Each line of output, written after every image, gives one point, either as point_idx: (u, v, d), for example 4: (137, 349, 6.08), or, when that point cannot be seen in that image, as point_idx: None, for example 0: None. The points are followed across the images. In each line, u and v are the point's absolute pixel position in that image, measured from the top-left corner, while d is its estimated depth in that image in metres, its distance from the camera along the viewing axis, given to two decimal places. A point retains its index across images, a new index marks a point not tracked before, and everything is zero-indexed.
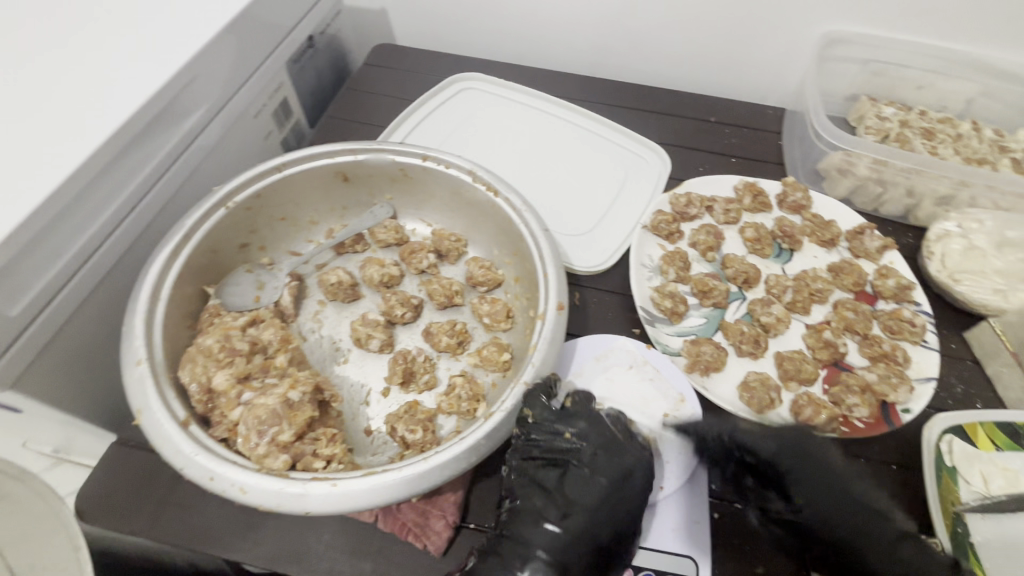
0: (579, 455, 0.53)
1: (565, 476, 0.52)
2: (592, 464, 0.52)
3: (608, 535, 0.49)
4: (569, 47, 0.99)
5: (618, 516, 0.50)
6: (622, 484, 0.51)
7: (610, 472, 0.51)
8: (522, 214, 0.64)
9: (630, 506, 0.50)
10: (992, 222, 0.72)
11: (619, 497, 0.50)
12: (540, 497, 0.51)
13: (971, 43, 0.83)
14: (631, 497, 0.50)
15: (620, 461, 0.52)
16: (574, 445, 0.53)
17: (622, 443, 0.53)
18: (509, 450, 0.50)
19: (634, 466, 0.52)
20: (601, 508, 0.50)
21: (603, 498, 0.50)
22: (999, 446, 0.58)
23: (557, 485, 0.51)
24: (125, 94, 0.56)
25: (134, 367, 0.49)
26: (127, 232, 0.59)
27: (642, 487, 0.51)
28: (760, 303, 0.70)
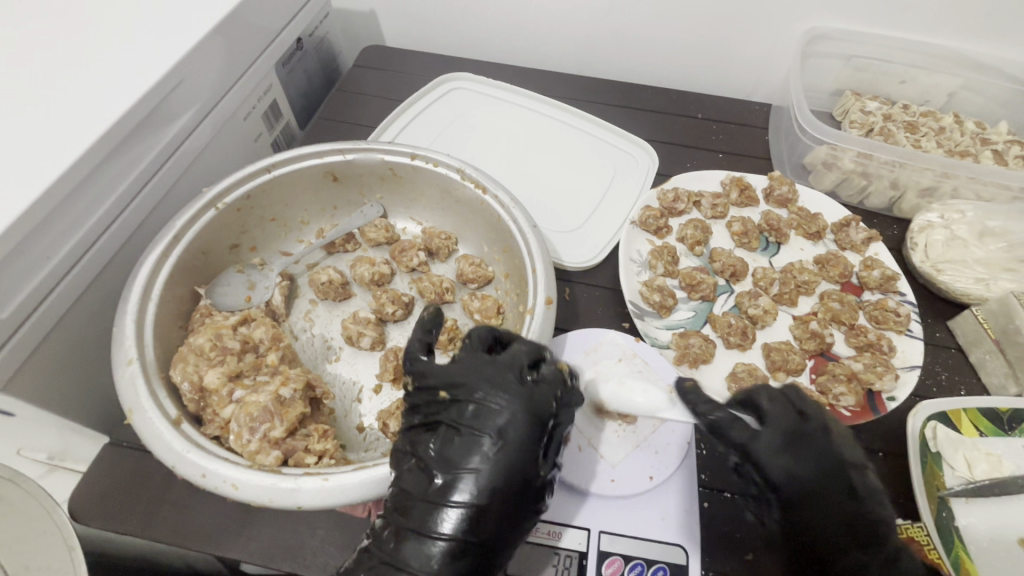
0: (455, 411, 0.47)
1: (447, 438, 0.46)
2: (472, 415, 0.46)
3: (497, 491, 0.43)
4: (558, 47, 1.00)
5: (510, 467, 0.44)
6: (503, 432, 0.45)
7: (492, 420, 0.45)
8: (510, 211, 0.65)
9: (515, 453, 0.44)
10: (974, 213, 0.74)
11: (503, 446, 0.44)
12: (428, 464, 0.45)
13: (952, 38, 0.85)
14: (516, 443, 0.44)
15: (494, 409, 0.45)
16: (450, 402, 0.47)
17: (493, 383, 0.46)
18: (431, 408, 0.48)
19: (514, 409, 0.45)
20: (485, 463, 0.44)
21: (485, 452, 0.44)
22: (981, 432, 0.59)
23: (435, 452, 0.45)
24: (113, 96, 0.56)
25: (125, 366, 0.49)
26: (116, 234, 0.59)
27: (522, 427, 0.45)
28: (747, 296, 0.71)
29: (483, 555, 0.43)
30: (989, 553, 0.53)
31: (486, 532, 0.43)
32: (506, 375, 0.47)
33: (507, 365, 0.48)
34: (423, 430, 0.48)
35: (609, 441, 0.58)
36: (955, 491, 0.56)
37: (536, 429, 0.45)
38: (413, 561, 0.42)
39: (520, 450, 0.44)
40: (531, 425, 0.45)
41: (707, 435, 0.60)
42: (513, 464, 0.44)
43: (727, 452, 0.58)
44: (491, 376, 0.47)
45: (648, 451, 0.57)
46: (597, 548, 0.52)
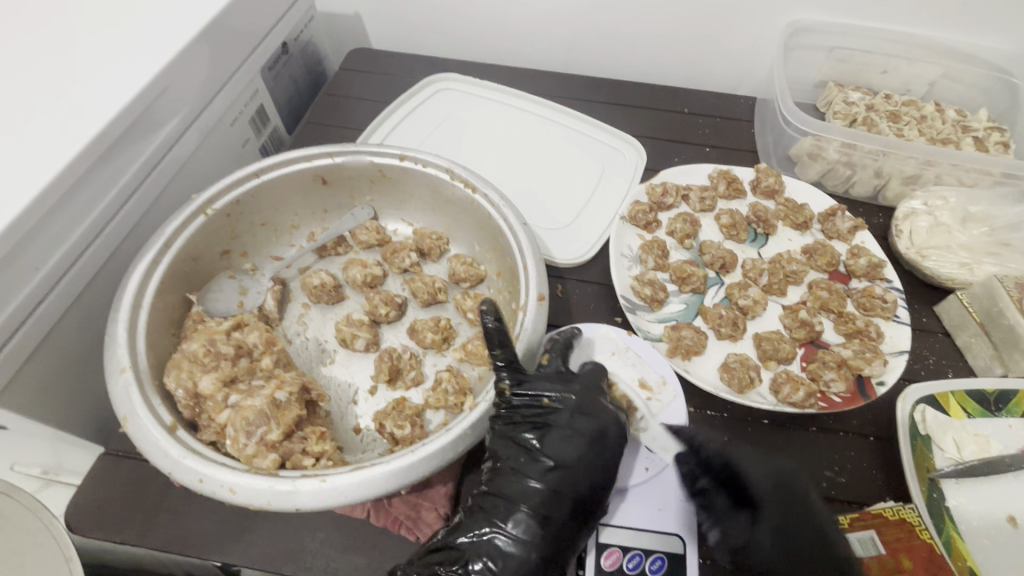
0: (561, 417, 0.53)
1: (550, 437, 0.52)
2: (578, 421, 0.52)
3: (594, 492, 0.50)
4: (543, 46, 1.01)
5: (603, 470, 0.51)
6: (601, 438, 0.52)
7: (596, 430, 0.52)
8: (500, 209, 0.65)
9: (613, 462, 0.52)
10: (956, 199, 0.75)
11: (602, 450, 0.52)
12: (524, 463, 0.51)
13: (930, 28, 0.86)
14: (615, 453, 0.52)
15: (599, 417, 0.53)
16: (554, 410, 0.53)
17: (593, 399, 0.54)
18: (536, 410, 0.53)
19: (611, 423, 0.53)
20: (586, 463, 0.51)
21: (587, 454, 0.51)
22: (969, 412, 0.61)
23: (540, 449, 0.51)
24: (99, 103, 0.56)
25: (118, 375, 0.49)
26: (105, 242, 0.59)
27: (617, 440, 0.53)
28: (737, 287, 0.72)
29: (561, 548, 0.48)
30: (977, 531, 0.55)
31: (570, 529, 0.49)
32: (597, 392, 0.55)
33: (601, 382, 0.56)
34: (523, 429, 0.52)
35: None
36: (944, 473, 0.57)
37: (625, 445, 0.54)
38: (506, 541, 0.47)
39: (613, 457, 0.52)
40: (621, 438, 0.53)
41: (701, 425, 0.62)
42: (609, 469, 0.51)
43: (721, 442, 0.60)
44: (586, 390, 0.55)
45: (643, 442, 0.58)
46: (595, 539, 0.52)
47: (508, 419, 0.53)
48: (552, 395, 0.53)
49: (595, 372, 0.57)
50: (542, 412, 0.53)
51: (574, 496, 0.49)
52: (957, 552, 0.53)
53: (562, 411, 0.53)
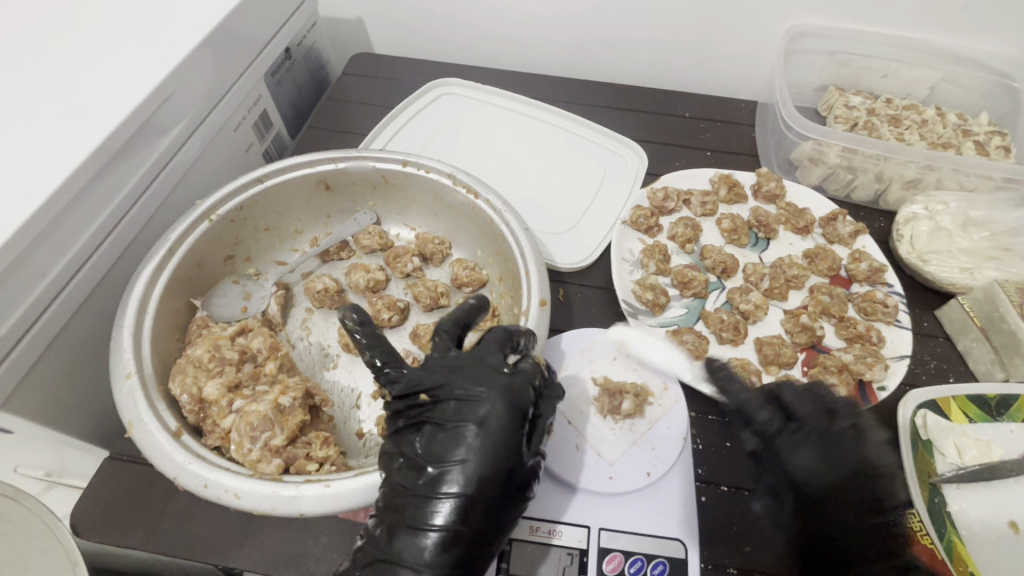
0: (437, 410, 0.49)
1: (431, 436, 0.48)
2: (451, 411, 0.49)
3: (485, 485, 0.45)
4: (545, 51, 1.01)
5: (495, 458, 0.46)
6: (486, 424, 0.47)
7: (475, 412, 0.48)
8: (501, 214, 0.66)
9: (502, 442, 0.47)
10: (957, 203, 0.75)
11: (490, 431, 0.47)
12: (423, 460, 0.47)
13: (930, 33, 0.86)
14: (498, 429, 0.47)
15: (475, 400, 0.48)
16: (431, 404, 0.50)
17: (473, 379, 0.49)
18: (418, 409, 0.50)
19: (492, 402, 0.48)
20: (473, 453, 0.46)
21: (468, 441, 0.46)
22: (970, 417, 0.61)
23: (422, 450, 0.47)
24: (105, 111, 0.57)
25: (124, 381, 0.49)
26: (110, 248, 0.60)
27: (505, 417, 0.47)
28: (738, 292, 0.72)
29: (472, 545, 0.45)
30: (979, 536, 0.55)
31: (478, 524, 0.45)
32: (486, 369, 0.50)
33: (481, 358, 0.51)
34: (408, 432, 0.50)
35: (605, 440, 0.59)
36: (946, 478, 0.57)
37: (517, 417, 0.48)
38: (406, 555, 0.44)
39: (503, 441, 0.47)
40: (510, 416, 0.48)
41: (704, 429, 0.61)
42: (502, 447, 0.47)
43: (724, 446, 0.60)
44: (470, 371, 0.50)
45: (644, 447, 0.58)
46: (597, 544, 0.52)
47: (395, 425, 0.51)
48: (429, 387, 0.50)
49: (479, 349, 0.52)
50: (423, 408, 0.50)
51: (469, 491, 0.45)
52: (959, 557, 0.53)
53: (441, 401, 0.49)
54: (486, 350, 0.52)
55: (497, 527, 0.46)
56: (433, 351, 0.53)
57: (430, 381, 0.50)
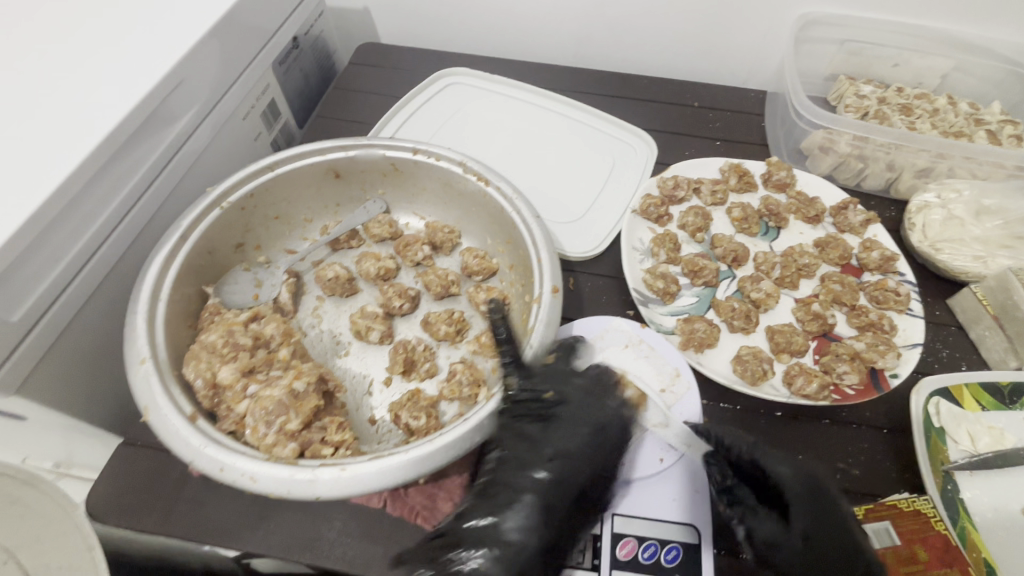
0: (560, 409, 0.54)
1: (543, 434, 0.53)
2: (579, 416, 0.54)
3: (590, 485, 0.51)
4: (552, 40, 1.01)
5: (602, 465, 0.52)
6: (603, 431, 0.54)
7: (598, 423, 0.54)
8: (512, 201, 0.66)
9: (607, 453, 0.53)
10: (969, 192, 0.75)
11: (607, 442, 0.54)
12: (522, 457, 0.51)
13: (942, 20, 0.86)
14: (621, 439, 0.54)
15: (596, 411, 0.55)
16: (548, 406, 0.54)
17: (602, 394, 0.56)
18: (540, 403, 0.54)
19: (612, 416, 0.55)
20: (585, 456, 0.52)
21: (602, 450, 0.53)
22: (983, 405, 0.61)
23: (540, 441, 0.52)
24: (116, 98, 0.57)
25: (139, 365, 0.49)
26: (122, 235, 0.60)
27: (620, 430, 0.55)
28: (749, 280, 0.72)
29: (563, 539, 0.48)
30: (993, 522, 0.55)
31: (567, 516, 0.49)
32: (608, 390, 0.57)
33: (598, 374, 0.58)
34: (524, 420, 0.53)
35: None
36: (959, 465, 0.57)
37: (629, 436, 0.55)
38: (508, 535, 0.46)
39: (614, 451, 0.53)
40: (627, 431, 0.55)
41: (715, 417, 0.61)
42: (608, 459, 0.53)
43: None
44: (588, 385, 0.57)
45: (658, 433, 0.58)
46: (610, 530, 0.52)
47: (509, 411, 0.53)
48: (554, 388, 0.55)
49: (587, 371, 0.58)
50: (547, 404, 0.54)
51: (576, 487, 0.50)
52: (972, 543, 0.53)
53: (562, 403, 0.55)
54: (607, 372, 0.58)
55: (580, 527, 0.49)
56: (552, 358, 0.59)
57: (558, 386, 0.55)
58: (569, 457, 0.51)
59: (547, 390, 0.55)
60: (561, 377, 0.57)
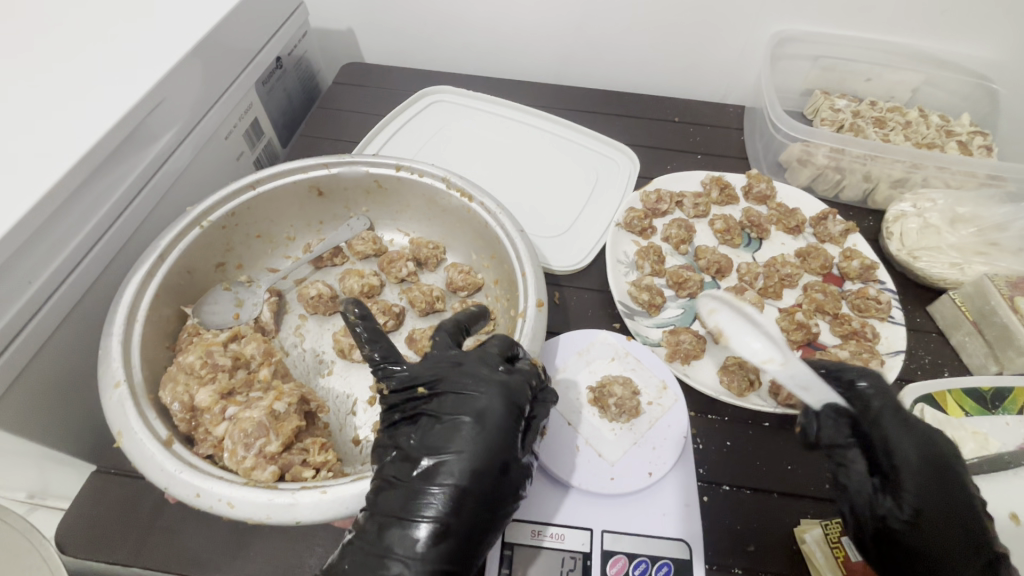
0: (434, 404, 0.49)
1: (426, 429, 0.48)
2: (451, 408, 0.48)
3: (479, 479, 0.45)
4: (535, 59, 1.03)
5: (491, 451, 0.46)
6: (483, 418, 0.47)
7: (469, 414, 0.47)
8: (496, 216, 0.66)
9: (492, 439, 0.46)
10: (943, 201, 0.76)
11: (483, 429, 0.46)
12: (412, 459, 0.46)
13: (909, 37, 0.89)
14: (493, 422, 0.47)
15: (474, 396, 0.48)
16: (429, 398, 0.50)
17: (476, 376, 0.49)
18: (415, 403, 0.50)
19: (486, 401, 0.48)
20: (468, 447, 0.46)
21: (472, 438, 0.46)
22: (967, 411, 0.61)
23: (418, 442, 0.47)
24: (94, 117, 0.56)
25: (112, 390, 0.48)
26: (98, 255, 0.59)
27: (503, 412, 0.47)
28: (733, 291, 0.72)
29: (462, 542, 0.44)
30: None
31: (467, 517, 0.44)
32: (489, 367, 0.50)
33: (483, 355, 0.51)
34: (405, 426, 0.50)
35: (606, 441, 0.57)
36: None
37: (513, 416, 0.48)
38: (397, 548, 0.42)
39: (500, 436, 0.47)
40: (510, 411, 0.48)
41: (703, 429, 0.61)
42: (491, 444, 0.46)
43: (724, 445, 0.60)
44: (470, 367, 0.50)
45: (645, 447, 0.57)
46: (600, 548, 0.51)
47: (391, 420, 0.51)
48: (428, 382, 0.50)
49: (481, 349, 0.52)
50: (420, 402, 0.50)
51: (467, 484, 0.44)
52: None
53: (437, 397, 0.49)
54: (486, 352, 0.52)
55: (486, 525, 0.45)
56: (433, 349, 0.53)
57: (428, 375, 0.50)
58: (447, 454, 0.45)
59: (418, 389, 0.50)
60: (441, 363, 0.51)
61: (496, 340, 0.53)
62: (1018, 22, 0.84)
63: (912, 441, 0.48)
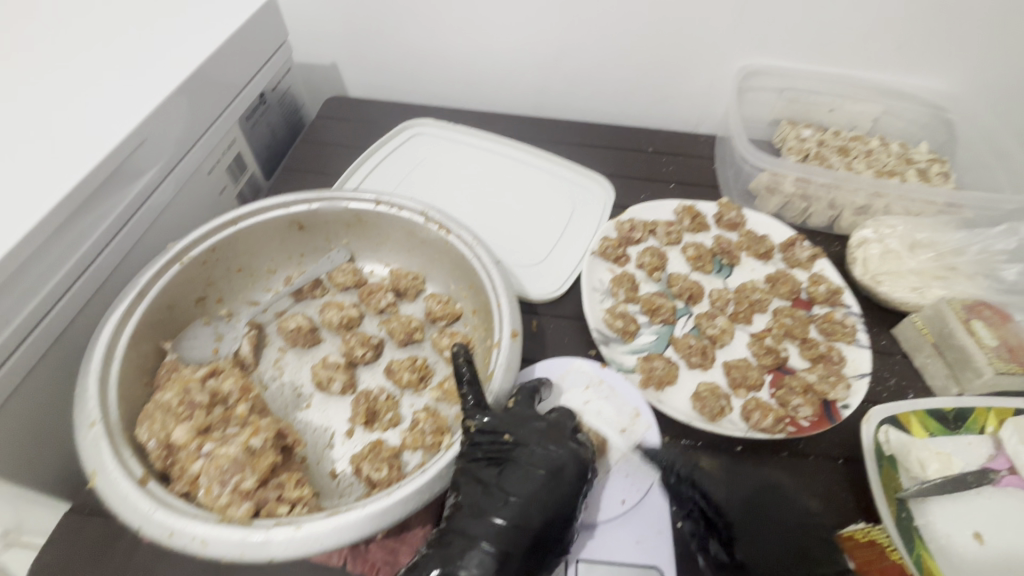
0: (519, 451, 0.52)
1: (507, 470, 0.51)
2: (539, 458, 0.52)
3: (550, 528, 0.49)
4: (513, 91, 1.06)
5: (563, 507, 0.50)
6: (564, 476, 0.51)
7: (553, 465, 0.52)
8: (473, 249, 0.68)
9: (570, 497, 0.51)
10: (902, 227, 0.80)
11: (567, 481, 0.51)
12: (488, 498, 0.49)
13: (868, 70, 0.93)
14: (575, 474, 0.52)
15: (555, 453, 0.52)
16: (512, 444, 0.52)
17: (557, 439, 0.53)
18: (497, 445, 0.52)
19: (569, 453, 0.53)
20: (547, 499, 0.50)
21: (557, 486, 0.50)
22: (930, 431, 0.63)
23: (500, 480, 0.50)
24: (78, 158, 0.58)
25: (87, 429, 0.48)
26: (78, 292, 0.59)
27: (580, 477, 0.52)
28: (704, 317, 0.74)
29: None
30: (948, 548, 0.56)
31: (530, 559, 0.48)
32: (567, 432, 0.55)
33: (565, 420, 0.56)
34: (483, 463, 0.52)
35: None
36: (911, 492, 0.58)
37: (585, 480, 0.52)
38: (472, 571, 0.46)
39: (574, 496, 0.51)
40: (582, 475, 0.52)
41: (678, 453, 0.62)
42: (575, 494, 0.51)
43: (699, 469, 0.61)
44: (549, 428, 0.54)
45: (618, 475, 0.59)
46: None
47: (470, 455, 0.52)
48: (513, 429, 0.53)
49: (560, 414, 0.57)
50: (502, 446, 0.52)
51: (537, 533, 0.48)
52: (928, 571, 0.54)
53: (520, 445, 0.53)
54: (564, 419, 0.56)
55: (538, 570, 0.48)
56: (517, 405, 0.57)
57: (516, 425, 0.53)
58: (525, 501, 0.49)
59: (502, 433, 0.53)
60: (523, 418, 0.55)
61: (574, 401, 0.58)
62: (968, 57, 0.89)
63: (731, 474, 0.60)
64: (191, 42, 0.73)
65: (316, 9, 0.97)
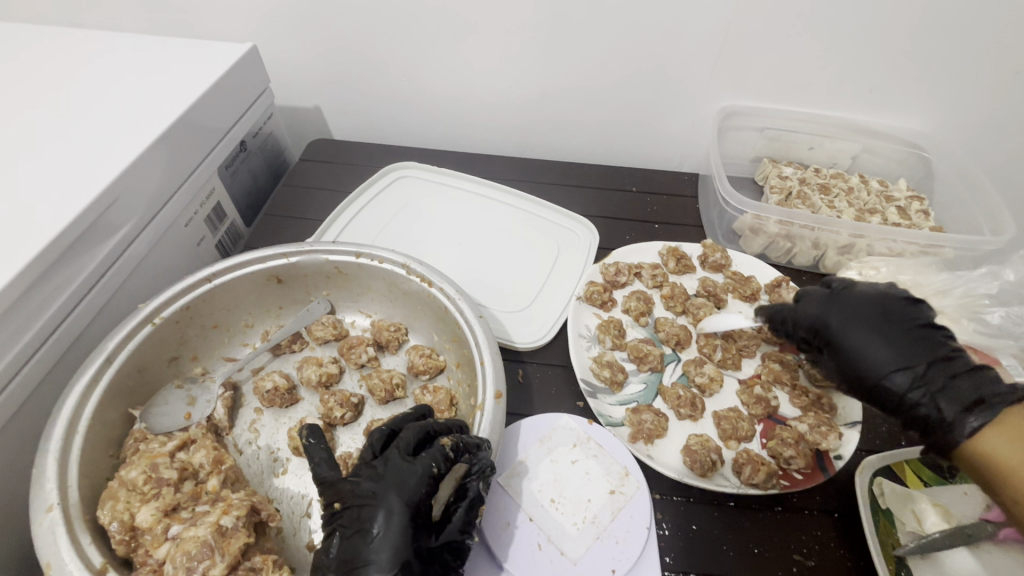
0: (361, 491, 0.48)
1: (354, 514, 0.47)
2: (368, 486, 0.48)
3: (410, 557, 0.45)
4: (497, 132, 1.07)
5: (413, 531, 0.46)
6: (411, 501, 0.47)
7: (386, 481, 0.48)
8: (456, 302, 0.66)
9: (415, 518, 0.47)
10: (886, 269, 0.80)
11: (403, 480, 0.48)
12: (355, 544, 0.45)
13: (846, 111, 0.93)
14: (408, 471, 0.49)
15: (393, 483, 0.48)
16: (353, 491, 0.49)
17: (395, 464, 0.49)
18: (343, 490, 0.49)
19: (396, 464, 0.49)
20: (399, 530, 0.45)
21: (398, 494, 0.47)
22: (925, 480, 0.62)
23: (352, 526, 0.47)
24: (43, 221, 0.56)
25: (44, 514, 0.46)
26: (45, 358, 0.56)
27: (424, 496, 0.48)
28: (693, 364, 0.73)
29: None
30: None
31: None
32: (407, 453, 0.51)
33: (405, 443, 0.51)
34: (341, 518, 0.48)
35: (569, 537, 0.57)
36: (909, 549, 0.55)
37: (429, 499, 0.49)
38: None
39: (419, 518, 0.47)
40: (427, 494, 0.49)
41: (670, 512, 0.61)
42: (417, 498, 0.48)
43: (690, 528, 0.59)
44: (388, 455, 0.50)
45: (609, 541, 0.57)
46: None
47: (332, 510, 0.49)
48: (353, 477, 0.50)
49: (401, 437, 0.52)
50: (344, 498, 0.49)
51: (399, 561, 0.44)
52: None
53: (362, 483, 0.49)
54: (402, 440, 0.52)
55: None
56: (362, 453, 0.52)
57: (351, 475, 0.50)
58: (378, 538, 0.45)
59: (347, 481, 0.50)
60: (365, 458, 0.51)
61: (374, 433, 0.53)
62: (941, 99, 0.89)
63: (876, 317, 0.59)
64: (168, 96, 0.72)
65: (297, 56, 0.96)
